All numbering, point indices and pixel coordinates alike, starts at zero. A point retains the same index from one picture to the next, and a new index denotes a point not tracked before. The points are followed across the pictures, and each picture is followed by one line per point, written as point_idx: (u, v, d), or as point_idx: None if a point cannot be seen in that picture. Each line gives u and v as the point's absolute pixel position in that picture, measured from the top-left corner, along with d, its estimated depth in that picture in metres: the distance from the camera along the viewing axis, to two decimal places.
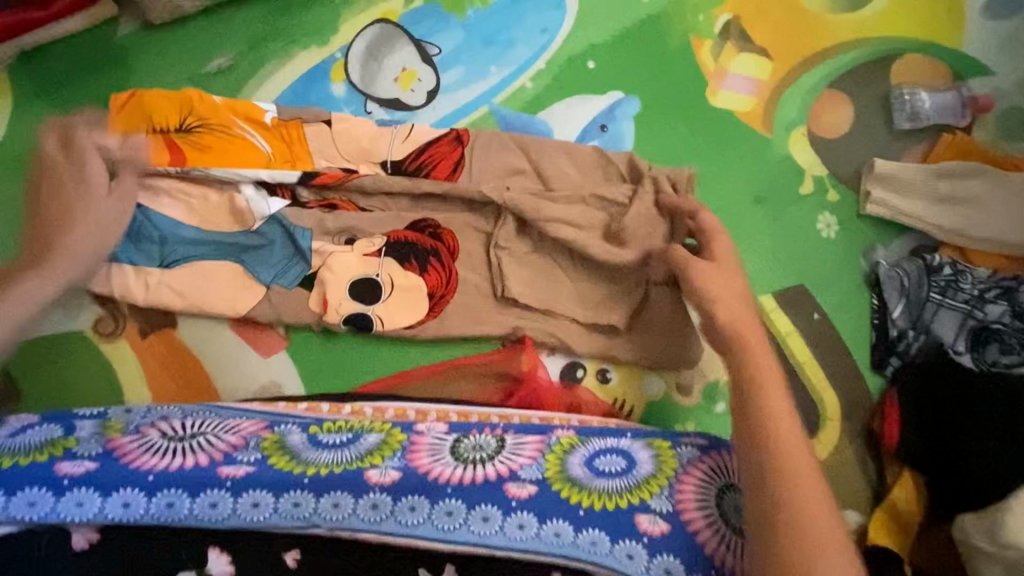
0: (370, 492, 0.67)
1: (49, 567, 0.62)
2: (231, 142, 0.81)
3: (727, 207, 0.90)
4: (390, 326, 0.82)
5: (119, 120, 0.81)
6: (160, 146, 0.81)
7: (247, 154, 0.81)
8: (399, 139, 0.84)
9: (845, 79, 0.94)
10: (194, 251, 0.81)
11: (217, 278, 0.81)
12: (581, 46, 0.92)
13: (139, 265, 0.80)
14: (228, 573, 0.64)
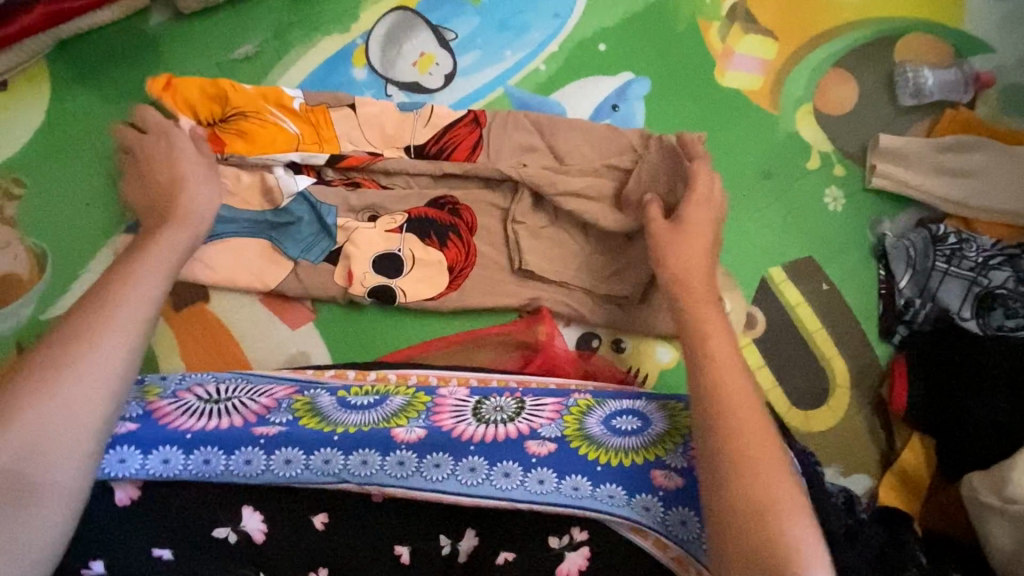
0: (396, 449, 0.70)
1: (95, 519, 0.67)
2: (262, 127, 0.85)
3: (736, 182, 0.93)
4: (413, 299, 0.85)
5: (157, 110, 0.86)
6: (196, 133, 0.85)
7: (277, 138, 0.85)
8: (422, 122, 0.88)
9: (849, 58, 0.97)
10: (223, 229, 0.84)
11: (248, 255, 0.84)
12: (593, 29, 0.95)
13: None
14: (261, 530, 0.69)
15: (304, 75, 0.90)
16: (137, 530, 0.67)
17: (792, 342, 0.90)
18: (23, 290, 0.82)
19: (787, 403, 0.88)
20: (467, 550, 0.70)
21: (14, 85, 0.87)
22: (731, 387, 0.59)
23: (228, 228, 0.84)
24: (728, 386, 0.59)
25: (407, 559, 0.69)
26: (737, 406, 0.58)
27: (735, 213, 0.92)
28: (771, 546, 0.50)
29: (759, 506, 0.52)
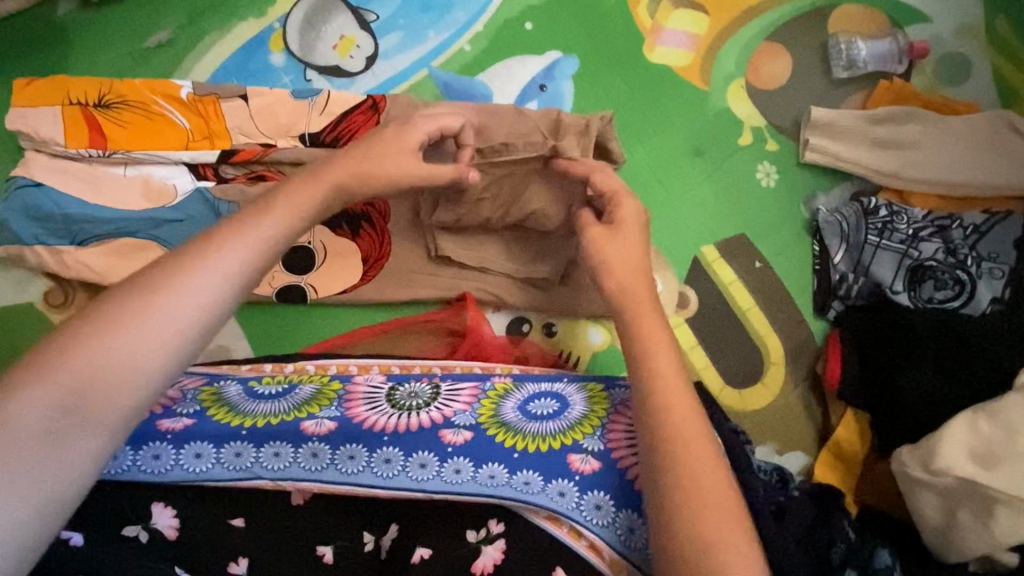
0: (308, 442, 0.69)
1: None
2: (152, 121, 0.82)
3: (667, 160, 0.91)
4: (324, 294, 0.85)
5: (26, 106, 0.82)
6: (78, 129, 0.81)
7: (165, 134, 0.82)
8: (317, 110, 0.84)
9: (782, 31, 0.95)
10: (104, 229, 0.80)
11: (135, 256, 0.80)
12: (518, 8, 0.93)
13: (51, 245, 0.79)
14: (173, 526, 0.66)
15: (220, 63, 0.88)
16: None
17: (725, 320, 0.88)
18: None
19: (720, 383, 0.87)
20: (389, 544, 0.67)
21: None
22: (670, 384, 0.58)
23: (108, 226, 0.79)
24: (671, 400, 0.57)
25: (331, 558, 0.67)
26: (677, 422, 0.56)
27: (667, 192, 0.90)
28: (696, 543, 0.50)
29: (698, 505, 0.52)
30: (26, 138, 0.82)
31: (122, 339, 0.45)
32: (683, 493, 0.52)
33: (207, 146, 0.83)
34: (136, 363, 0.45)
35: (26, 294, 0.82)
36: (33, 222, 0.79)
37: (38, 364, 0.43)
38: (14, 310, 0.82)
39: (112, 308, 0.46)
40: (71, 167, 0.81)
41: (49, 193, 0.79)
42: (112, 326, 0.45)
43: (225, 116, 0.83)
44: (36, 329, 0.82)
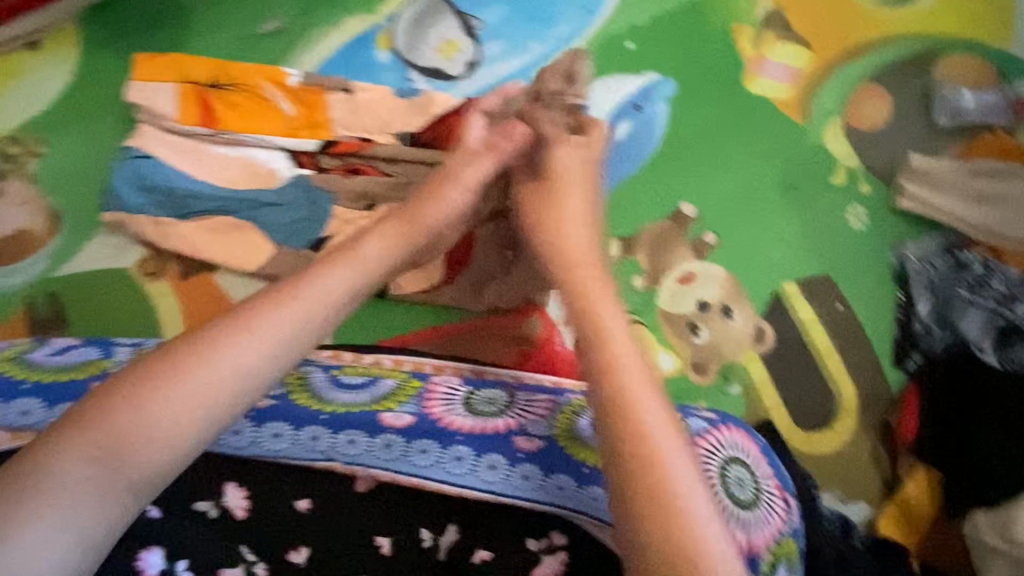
0: (383, 433, 0.70)
1: None
2: (258, 106, 0.85)
3: (756, 191, 0.90)
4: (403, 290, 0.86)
5: (143, 81, 0.86)
6: (191, 107, 0.85)
7: (270, 118, 0.85)
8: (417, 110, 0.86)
9: (885, 73, 0.94)
10: (206, 206, 0.83)
11: (231, 236, 0.83)
12: (622, 27, 0.93)
13: (156, 216, 0.83)
14: (243, 506, 0.67)
15: (326, 55, 0.90)
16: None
17: (800, 361, 0.87)
18: (37, 246, 0.84)
19: (790, 423, 0.85)
20: (447, 545, 0.66)
21: (46, 44, 0.88)
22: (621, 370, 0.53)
23: (210, 204, 0.83)
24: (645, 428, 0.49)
25: (388, 550, 0.66)
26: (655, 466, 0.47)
27: (752, 224, 0.89)
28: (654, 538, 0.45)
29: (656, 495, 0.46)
30: (142, 111, 0.86)
31: (173, 392, 0.47)
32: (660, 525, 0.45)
33: (308, 134, 0.85)
34: (171, 428, 0.46)
35: (121, 260, 0.84)
36: (142, 192, 0.83)
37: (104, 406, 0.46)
38: (107, 273, 0.84)
39: (172, 358, 0.49)
40: (181, 143, 0.84)
41: (160, 166, 0.83)
42: (167, 378, 0.47)
43: (328, 108, 0.86)
44: (125, 294, 0.84)
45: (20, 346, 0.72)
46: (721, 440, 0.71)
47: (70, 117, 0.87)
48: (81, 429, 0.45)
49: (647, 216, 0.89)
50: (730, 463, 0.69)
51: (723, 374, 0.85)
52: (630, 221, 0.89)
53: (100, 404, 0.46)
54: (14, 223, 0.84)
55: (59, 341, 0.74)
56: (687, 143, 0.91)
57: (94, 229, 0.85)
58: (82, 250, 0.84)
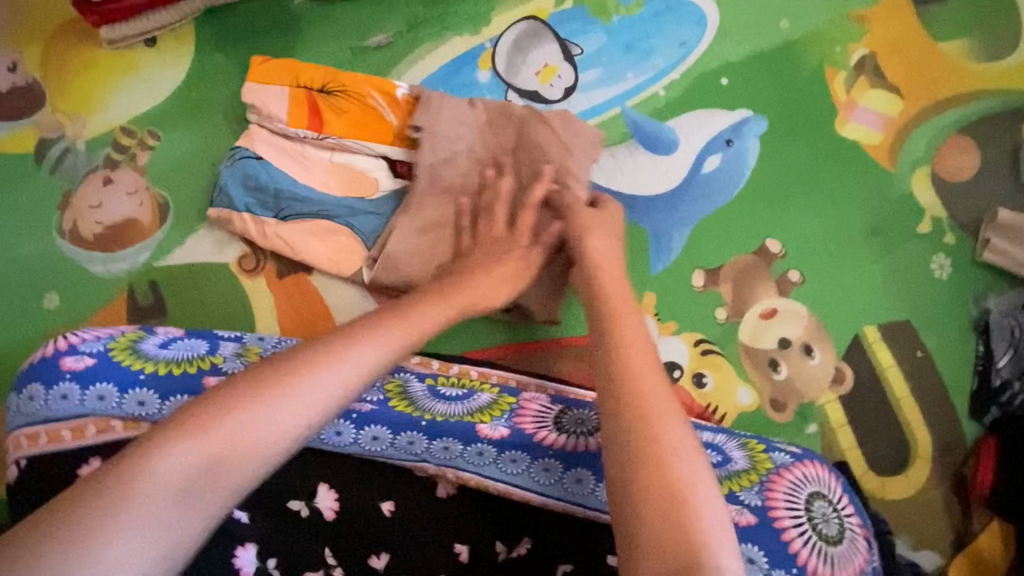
0: (478, 442, 0.68)
1: None
2: (365, 113, 0.86)
3: (840, 235, 0.91)
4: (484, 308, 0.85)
5: (257, 80, 0.88)
6: (301, 109, 0.86)
7: (375, 126, 0.86)
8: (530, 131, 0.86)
9: (975, 125, 0.94)
10: (306, 210, 0.85)
11: (324, 239, 0.85)
12: (717, 63, 0.95)
13: (258, 216, 0.85)
14: (333, 509, 0.68)
15: (430, 71, 0.93)
16: None
17: (877, 405, 0.87)
18: (144, 235, 0.87)
19: (864, 465, 0.86)
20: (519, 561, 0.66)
21: (162, 43, 0.91)
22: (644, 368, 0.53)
23: (312, 208, 0.84)
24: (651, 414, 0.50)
25: (466, 558, 0.66)
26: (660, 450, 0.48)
27: (835, 267, 0.90)
28: (660, 526, 0.44)
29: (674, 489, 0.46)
30: (255, 112, 0.88)
31: (263, 413, 0.46)
32: (662, 513, 0.45)
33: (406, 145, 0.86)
34: (270, 433, 0.46)
35: (222, 255, 0.87)
36: (247, 191, 0.85)
37: (188, 428, 0.46)
38: (209, 267, 0.87)
39: (262, 380, 0.48)
40: (286, 146, 0.86)
41: (267, 168, 0.85)
42: (273, 389, 0.47)
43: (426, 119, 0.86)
44: (223, 289, 0.86)
45: (133, 332, 0.71)
46: (809, 475, 0.69)
47: (182, 114, 0.90)
48: (167, 445, 0.45)
49: (733, 251, 0.90)
50: (813, 498, 0.67)
51: (800, 413, 0.86)
52: (716, 253, 0.90)
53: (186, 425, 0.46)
54: (123, 212, 0.87)
55: (166, 329, 0.73)
56: (775, 182, 0.92)
57: (199, 224, 0.88)
58: (184, 243, 0.87)
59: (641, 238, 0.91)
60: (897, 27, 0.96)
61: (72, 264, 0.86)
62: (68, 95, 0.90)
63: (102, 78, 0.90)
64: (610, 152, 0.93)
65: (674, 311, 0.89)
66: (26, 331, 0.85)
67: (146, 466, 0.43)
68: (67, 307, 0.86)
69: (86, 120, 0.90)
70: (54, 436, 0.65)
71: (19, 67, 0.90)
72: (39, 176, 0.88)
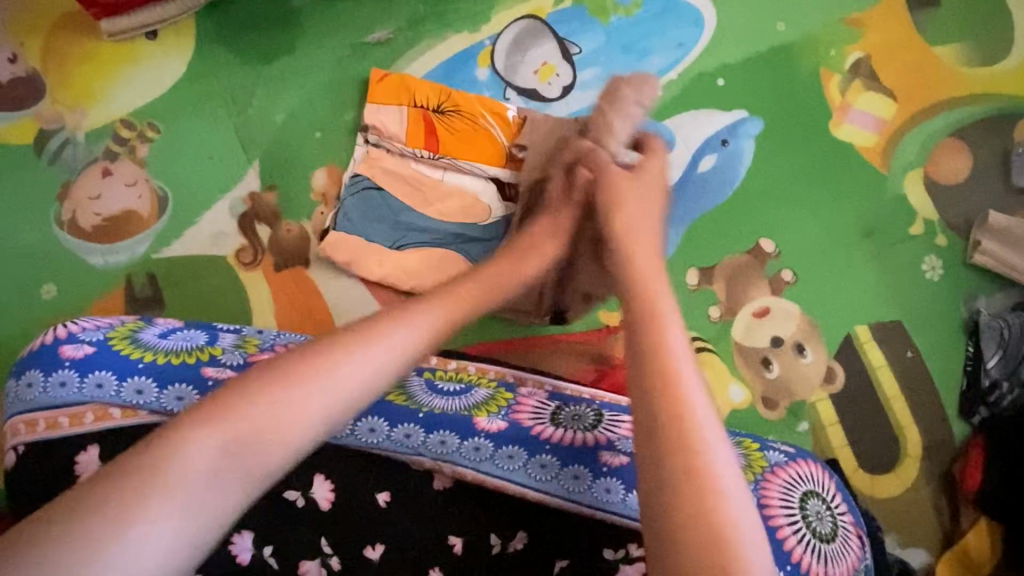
0: (475, 436, 0.69)
1: None
2: (476, 133, 0.88)
3: (834, 235, 0.92)
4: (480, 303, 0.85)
5: (375, 98, 0.90)
6: (417, 129, 0.89)
7: (484, 146, 0.88)
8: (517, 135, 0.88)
9: (967, 129, 0.95)
10: (422, 236, 0.86)
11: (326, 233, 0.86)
12: (713, 64, 0.96)
13: (373, 242, 0.86)
14: (329, 500, 0.68)
15: (430, 68, 0.93)
16: None
17: (867, 404, 0.88)
18: (143, 227, 0.88)
19: (854, 463, 0.87)
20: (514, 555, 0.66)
21: (163, 35, 0.92)
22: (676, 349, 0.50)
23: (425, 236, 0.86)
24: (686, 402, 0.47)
25: (460, 550, 0.67)
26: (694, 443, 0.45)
27: (828, 266, 0.92)
28: (688, 526, 0.42)
29: (700, 485, 0.43)
30: (370, 130, 0.90)
31: (285, 402, 0.47)
32: (691, 496, 0.43)
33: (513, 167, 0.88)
34: (296, 422, 0.47)
35: (220, 247, 0.88)
36: (364, 222, 0.86)
37: (215, 411, 0.46)
38: (207, 259, 0.87)
39: (286, 369, 0.49)
40: (393, 168, 0.88)
41: (385, 197, 0.87)
42: (301, 379, 0.48)
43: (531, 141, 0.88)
44: (221, 281, 0.87)
45: (132, 323, 0.72)
46: (802, 473, 0.70)
47: (183, 107, 0.91)
48: (197, 432, 0.45)
49: (727, 249, 0.91)
50: (807, 496, 0.68)
51: (792, 411, 0.87)
52: (710, 252, 0.91)
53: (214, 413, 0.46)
54: (122, 203, 0.88)
55: (165, 320, 0.75)
56: (770, 182, 0.93)
57: (198, 216, 0.88)
58: (183, 235, 0.88)
59: None
60: (892, 31, 0.97)
61: (71, 255, 0.87)
62: (68, 86, 0.90)
63: (103, 70, 0.91)
64: None
65: None
66: (24, 321, 0.85)
67: (175, 448, 0.44)
68: (64, 297, 0.86)
69: (86, 111, 0.90)
70: (53, 422, 0.65)
71: (18, 58, 0.90)
72: (39, 166, 0.88)
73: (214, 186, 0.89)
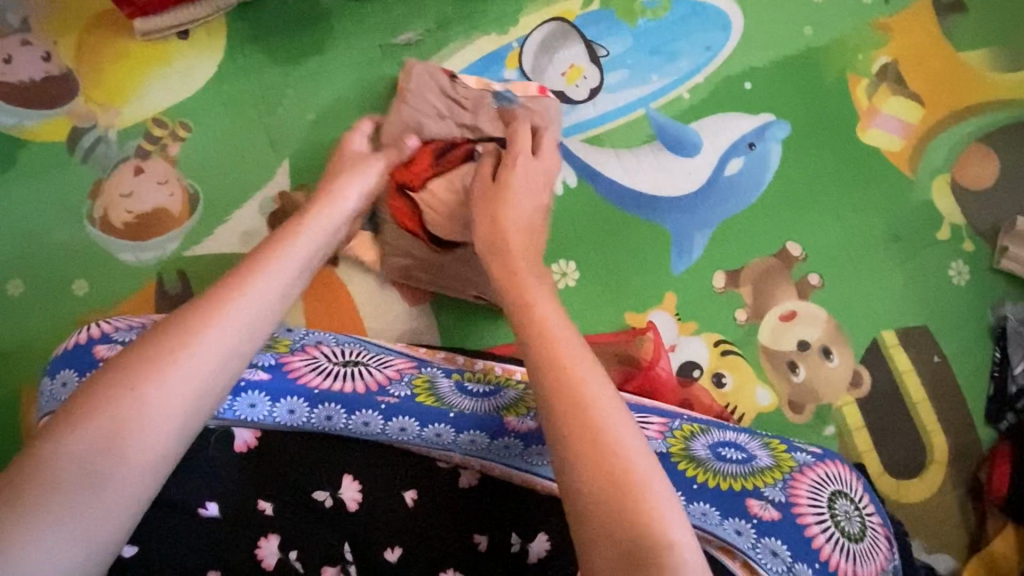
0: (505, 435, 0.69)
1: (217, 466, 0.68)
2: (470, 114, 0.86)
3: (861, 239, 0.92)
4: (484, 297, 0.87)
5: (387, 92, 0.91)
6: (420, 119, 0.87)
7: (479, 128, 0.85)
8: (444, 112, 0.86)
9: (994, 134, 0.95)
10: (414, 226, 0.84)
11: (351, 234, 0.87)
12: (740, 67, 0.96)
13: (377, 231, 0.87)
14: (356, 501, 0.68)
15: (459, 69, 0.94)
16: (241, 487, 0.68)
17: (893, 409, 0.88)
18: (174, 225, 0.88)
19: (880, 468, 0.87)
20: (538, 552, 0.66)
21: (195, 36, 0.93)
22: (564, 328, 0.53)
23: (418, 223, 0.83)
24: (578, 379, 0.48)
25: (484, 548, 0.66)
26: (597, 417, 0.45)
27: (854, 271, 0.92)
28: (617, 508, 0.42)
29: (613, 456, 0.44)
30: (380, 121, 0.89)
31: (164, 387, 0.46)
32: (589, 455, 0.44)
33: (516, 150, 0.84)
34: (173, 402, 0.46)
35: (250, 246, 0.88)
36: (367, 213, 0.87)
37: (77, 414, 0.44)
38: (237, 258, 0.88)
39: (147, 353, 0.47)
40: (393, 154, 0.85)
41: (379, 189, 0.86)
42: (162, 357, 0.47)
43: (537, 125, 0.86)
44: None
45: None
46: (829, 474, 0.71)
47: (214, 107, 0.91)
48: (58, 437, 0.43)
49: (754, 252, 0.91)
50: (836, 497, 0.68)
51: (818, 415, 0.87)
52: (737, 255, 0.91)
53: (69, 414, 0.44)
54: (153, 201, 0.89)
55: None
56: (797, 185, 0.93)
57: (228, 215, 0.89)
58: (212, 234, 0.88)
59: (663, 237, 0.92)
60: (920, 36, 0.97)
61: (101, 252, 0.88)
62: (101, 85, 0.91)
63: (135, 69, 0.92)
64: (634, 152, 0.94)
65: (694, 311, 0.90)
66: (57, 317, 0.86)
67: (42, 460, 0.42)
68: (97, 294, 0.87)
69: (119, 109, 0.91)
70: None
71: (53, 56, 0.91)
72: (72, 164, 0.89)
73: (245, 185, 0.90)
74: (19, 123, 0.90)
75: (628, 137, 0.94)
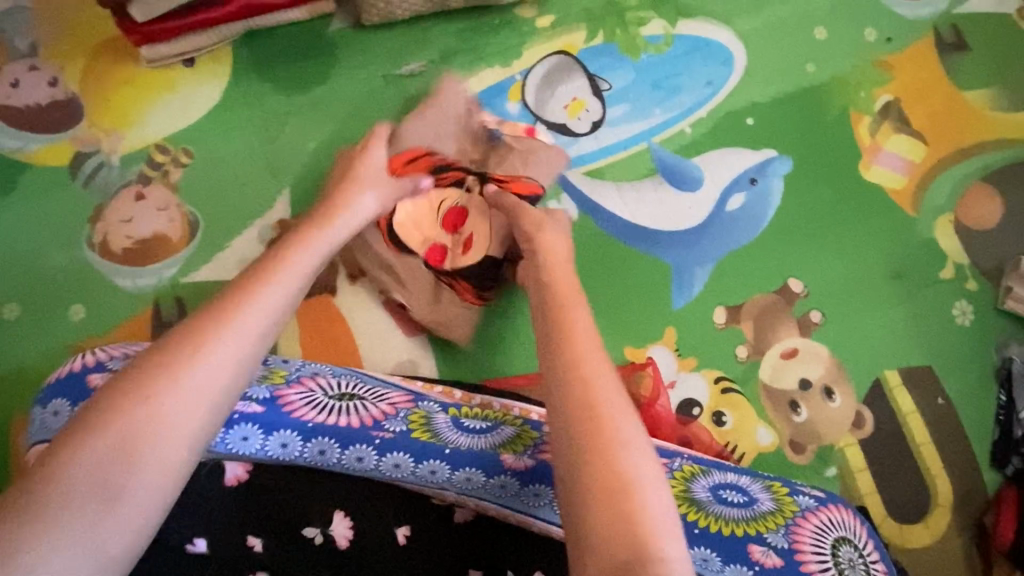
0: (500, 473, 0.67)
1: (205, 500, 0.66)
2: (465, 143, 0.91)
3: (863, 277, 0.92)
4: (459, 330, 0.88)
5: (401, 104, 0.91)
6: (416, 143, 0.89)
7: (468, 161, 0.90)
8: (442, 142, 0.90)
9: (998, 173, 0.95)
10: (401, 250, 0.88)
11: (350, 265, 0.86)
12: (743, 102, 0.96)
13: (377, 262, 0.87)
14: (348, 538, 0.66)
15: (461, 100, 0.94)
16: (229, 523, 0.66)
17: (897, 451, 0.87)
18: (172, 252, 0.88)
19: (882, 512, 0.85)
20: None
21: (200, 63, 0.93)
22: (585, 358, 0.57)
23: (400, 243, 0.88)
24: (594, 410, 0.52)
25: None
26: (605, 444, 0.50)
27: (857, 309, 0.91)
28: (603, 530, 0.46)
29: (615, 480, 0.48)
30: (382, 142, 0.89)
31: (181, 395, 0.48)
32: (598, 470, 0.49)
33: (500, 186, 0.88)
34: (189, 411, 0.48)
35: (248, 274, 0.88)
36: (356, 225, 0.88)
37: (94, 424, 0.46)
38: None
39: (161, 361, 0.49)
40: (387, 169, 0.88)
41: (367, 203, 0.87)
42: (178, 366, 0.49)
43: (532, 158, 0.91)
44: None
45: None
46: (833, 519, 0.69)
47: (216, 134, 0.92)
48: (74, 448, 0.45)
49: (754, 289, 0.91)
50: (838, 543, 0.66)
51: (819, 456, 0.86)
52: (738, 291, 0.91)
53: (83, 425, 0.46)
54: (153, 226, 0.88)
55: None
56: (799, 221, 0.93)
57: (227, 242, 0.89)
58: (211, 261, 0.88)
59: (664, 272, 0.91)
60: (922, 75, 0.97)
61: (99, 277, 0.87)
62: (106, 111, 0.91)
63: (140, 95, 0.92)
64: (635, 185, 0.94)
65: (695, 347, 0.89)
66: (51, 341, 0.86)
67: (58, 469, 0.44)
68: (93, 319, 0.86)
69: (122, 135, 0.91)
70: None
71: (59, 82, 0.92)
72: (72, 187, 0.89)
73: (245, 212, 0.90)
74: (22, 147, 0.90)
75: (630, 170, 0.94)
